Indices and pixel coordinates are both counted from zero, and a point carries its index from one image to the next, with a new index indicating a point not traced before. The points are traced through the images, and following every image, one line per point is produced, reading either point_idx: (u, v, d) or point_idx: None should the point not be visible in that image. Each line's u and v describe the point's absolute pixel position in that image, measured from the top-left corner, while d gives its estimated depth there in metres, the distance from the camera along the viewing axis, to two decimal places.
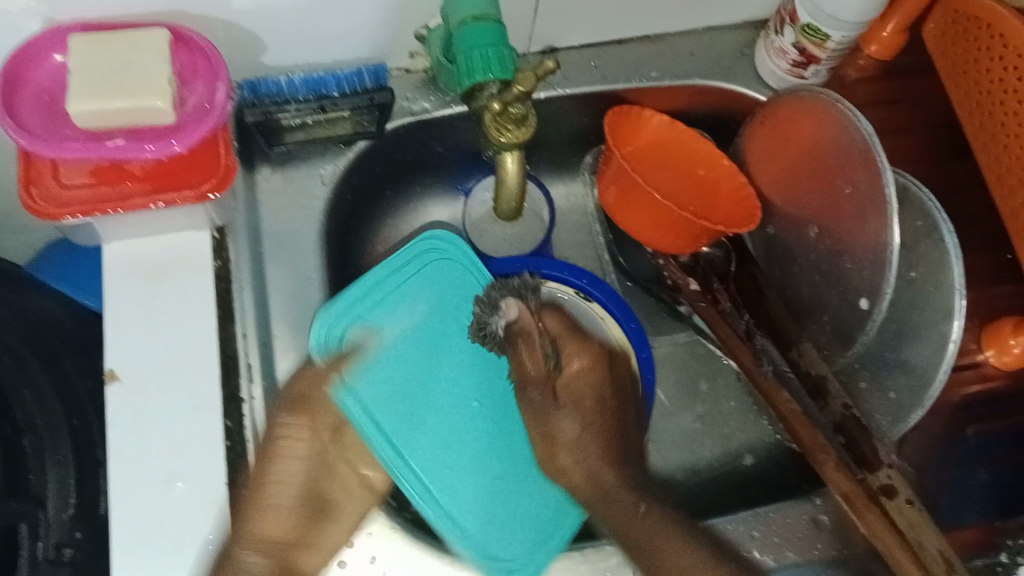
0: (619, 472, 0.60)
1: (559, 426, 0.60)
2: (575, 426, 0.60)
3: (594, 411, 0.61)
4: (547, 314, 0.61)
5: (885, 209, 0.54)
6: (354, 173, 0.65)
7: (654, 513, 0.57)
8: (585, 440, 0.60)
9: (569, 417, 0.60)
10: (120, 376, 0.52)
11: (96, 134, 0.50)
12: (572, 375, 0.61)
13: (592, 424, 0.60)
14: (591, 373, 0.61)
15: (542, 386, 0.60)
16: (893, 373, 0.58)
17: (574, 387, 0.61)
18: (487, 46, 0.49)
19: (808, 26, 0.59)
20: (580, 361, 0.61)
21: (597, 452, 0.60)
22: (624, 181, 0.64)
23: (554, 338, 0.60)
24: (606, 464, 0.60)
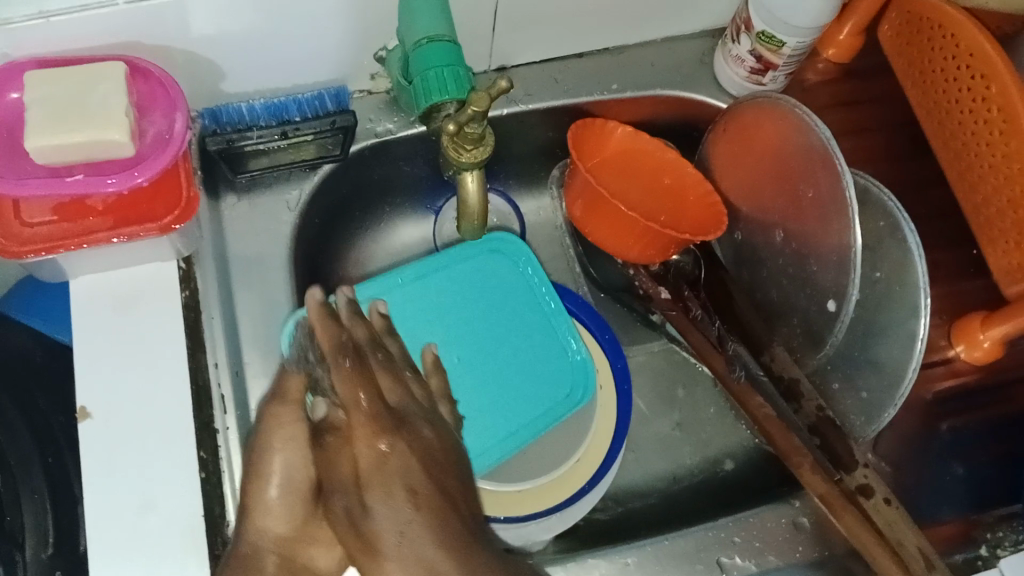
0: (446, 532, 0.35)
1: (375, 463, 0.37)
2: (365, 473, 0.37)
3: (423, 459, 0.37)
4: (342, 380, 0.41)
5: (846, 209, 0.55)
6: (321, 196, 0.64)
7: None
8: (400, 459, 0.37)
9: (386, 504, 0.36)
10: (92, 412, 0.51)
11: (57, 169, 0.49)
12: (370, 470, 0.37)
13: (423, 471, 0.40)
14: (394, 457, 0.37)
15: (331, 451, 0.39)
16: (863, 372, 0.58)
17: (364, 455, 0.37)
18: (442, 67, 0.50)
19: (764, 33, 0.60)
20: (367, 423, 0.39)
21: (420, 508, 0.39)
22: (589, 194, 0.64)
23: (348, 412, 0.40)
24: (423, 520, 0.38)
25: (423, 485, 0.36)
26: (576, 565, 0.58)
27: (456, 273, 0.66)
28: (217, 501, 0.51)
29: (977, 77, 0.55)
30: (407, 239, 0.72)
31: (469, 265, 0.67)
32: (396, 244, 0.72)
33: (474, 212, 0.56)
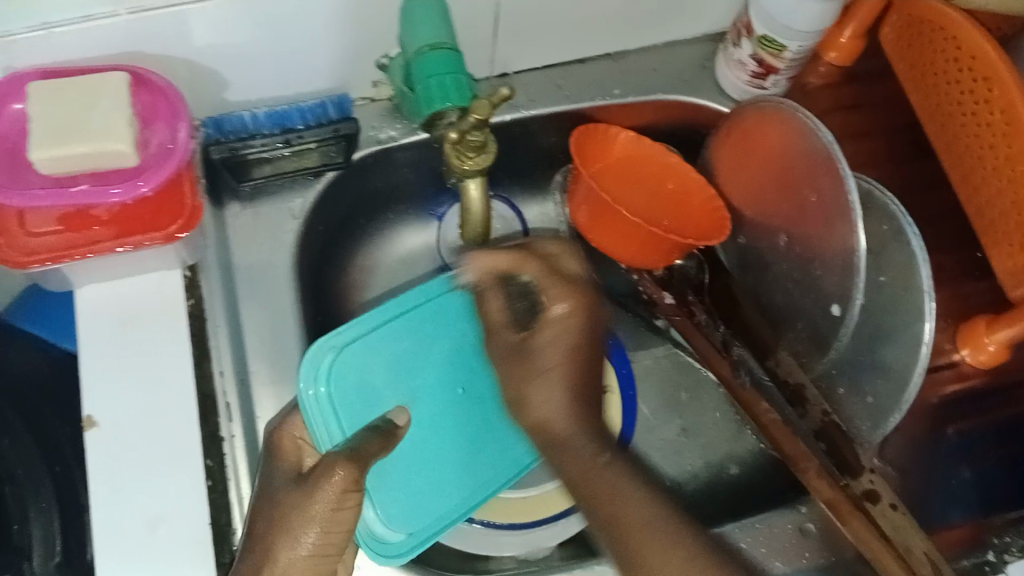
0: (571, 411, 0.53)
1: (529, 385, 0.54)
2: (552, 412, 0.53)
3: (566, 347, 0.54)
4: (535, 337, 0.54)
5: (849, 214, 0.55)
6: (325, 204, 0.64)
7: (615, 465, 0.51)
8: (554, 376, 0.54)
9: (552, 399, 0.53)
10: (98, 422, 0.51)
11: (61, 180, 0.50)
12: (558, 316, 0.54)
13: (564, 370, 0.54)
14: (548, 386, 0.54)
15: (521, 347, 0.55)
16: (870, 377, 0.58)
17: (540, 358, 0.54)
18: (445, 74, 0.50)
19: (765, 38, 0.60)
20: (563, 297, 0.54)
21: (559, 394, 0.53)
22: (592, 200, 0.64)
23: (520, 380, 0.54)
24: (567, 404, 0.53)
25: (557, 398, 0.53)
26: (583, 570, 0.58)
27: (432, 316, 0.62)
28: (223, 511, 0.52)
29: (980, 79, 0.55)
30: (411, 248, 0.72)
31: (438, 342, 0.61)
32: (401, 253, 0.72)
33: (476, 221, 0.56)
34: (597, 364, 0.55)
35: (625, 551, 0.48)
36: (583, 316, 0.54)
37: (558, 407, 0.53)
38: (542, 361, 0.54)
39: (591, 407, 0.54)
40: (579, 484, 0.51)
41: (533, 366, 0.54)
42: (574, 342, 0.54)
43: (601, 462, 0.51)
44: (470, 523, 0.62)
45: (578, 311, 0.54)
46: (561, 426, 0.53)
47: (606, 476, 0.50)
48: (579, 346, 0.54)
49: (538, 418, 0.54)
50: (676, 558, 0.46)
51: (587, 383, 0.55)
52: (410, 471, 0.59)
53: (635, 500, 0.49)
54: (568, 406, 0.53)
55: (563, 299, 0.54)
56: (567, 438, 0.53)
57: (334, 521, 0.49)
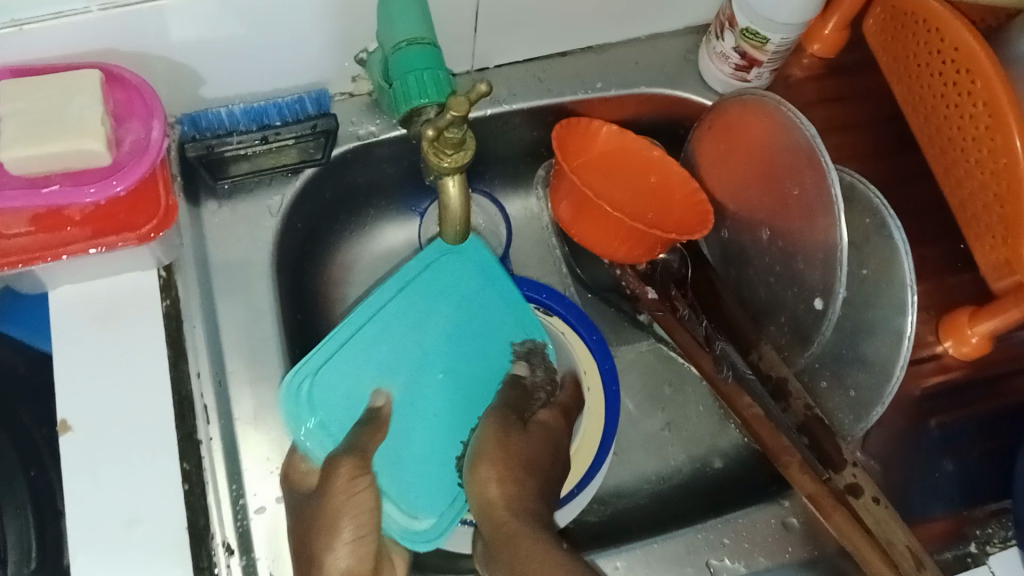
0: (539, 505, 0.56)
1: (507, 442, 0.57)
2: (499, 495, 0.55)
3: (541, 450, 0.58)
4: (512, 434, 0.58)
5: (831, 207, 0.55)
6: (304, 200, 0.64)
7: (562, 551, 0.52)
8: (532, 465, 0.57)
9: (518, 475, 0.56)
10: (74, 424, 0.51)
11: (32, 179, 0.49)
12: (545, 420, 0.61)
13: (540, 489, 0.57)
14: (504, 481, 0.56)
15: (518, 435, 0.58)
16: (851, 370, 0.58)
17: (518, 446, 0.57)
18: (423, 70, 0.49)
19: (748, 30, 0.60)
20: (550, 413, 0.62)
21: (528, 484, 0.56)
22: (574, 194, 0.64)
23: (493, 453, 0.57)
24: (535, 496, 0.56)
25: (509, 487, 0.56)
26: None
27: (409, 308, 0.61)
28: (201, 513, 0.51)
29: (963, 71, 0.55)
30: (392, 243, 0.72)
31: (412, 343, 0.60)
32: (383, 249, 0.72)
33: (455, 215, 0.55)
34: (557, 480, 0.59)
35: None
36: (557, 434, 0.61)
37: (516, 496, 0.55)
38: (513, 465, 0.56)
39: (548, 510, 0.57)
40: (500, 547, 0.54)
41: (514, 442, 0.57)
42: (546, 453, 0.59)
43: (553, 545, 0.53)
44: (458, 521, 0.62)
45: (558, 430, 0.61)
46: (522, 504, 0.55)
47: (551, 554, 0.52)
48: (555, 470, 0.59)
49: (492, 497, 0.55)
50: None
51: (550, 497, 0.57)
52: (415, 464, 0.59)
53: None
54: (535, 492, 0.56)
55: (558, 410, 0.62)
56: (506, 525, 0.54)
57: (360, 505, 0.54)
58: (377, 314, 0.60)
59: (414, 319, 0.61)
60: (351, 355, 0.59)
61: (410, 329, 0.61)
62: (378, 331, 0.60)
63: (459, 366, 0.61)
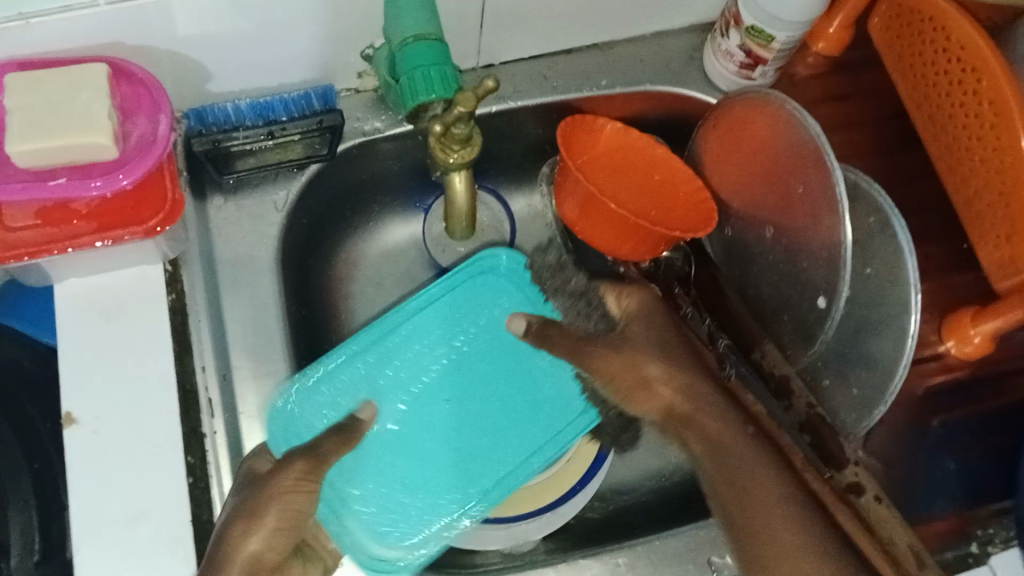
0: (684, 394, 0.61)
1: (622, 378, 0.62)
2: (667, 392, 0.61)
3: (666, 335, 0.62)
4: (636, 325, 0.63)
5: (837, 206, 0.54)
6: (309, 195, 0.64)
7: (762, 474, 0.56)
8: (664, 376, 0.60)
9: (657, 371, 0.61)
10: (78, 418, 0.51)
11: (39, 173, 0.49)
12: (631, 312, 0.64)
13: (669, 375, 0.61)
14: (676, 385, 0.60)
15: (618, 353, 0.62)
16: (855, 368, 0.58)
17: (629, 362, 0.61)
18: (430, 66, 0.49)
19: (753, 29, 0.60)
20: (632, 300, 0.65)
21: (662, 385, 0.61)
22: (579, 191, 0.64)
23: (638, 370, 0.61)
24: (674, 390, 0.61)
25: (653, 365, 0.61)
26: (569, 564, 0.58)
27: (415, 328, 0.65)
28: (205, 507, 0.51)
29: (969, 71, 0.55)
30: (397, 239, 0.72)
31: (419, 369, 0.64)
32: (388, 244, 0.72)
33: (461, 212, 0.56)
34: (687, 349, 0.63)
35: (757, 555, 0.55)
36: (647, 317, 0.63)
37: (667, 400, 0.61)
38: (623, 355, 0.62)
39: (704, 384, 0.61)
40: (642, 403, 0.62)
41: (626, 357, 0.62)
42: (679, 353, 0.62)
43: (734, 425, 0.58)
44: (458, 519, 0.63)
45: (653, 305, 0.64)
46: (684, 408, 0.61)
47: (762, 476, 0.56)
48: (670, 343, 0.62)
49: (637, 393, 0.62)
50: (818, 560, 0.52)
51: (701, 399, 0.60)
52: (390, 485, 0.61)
53: (771, 499, 0.55)
54: (676, 396, 0.60)
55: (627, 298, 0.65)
56: (691, 414, 0.60)
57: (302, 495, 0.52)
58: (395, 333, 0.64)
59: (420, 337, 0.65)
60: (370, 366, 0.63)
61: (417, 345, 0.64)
62: (382, 349, 0.63)
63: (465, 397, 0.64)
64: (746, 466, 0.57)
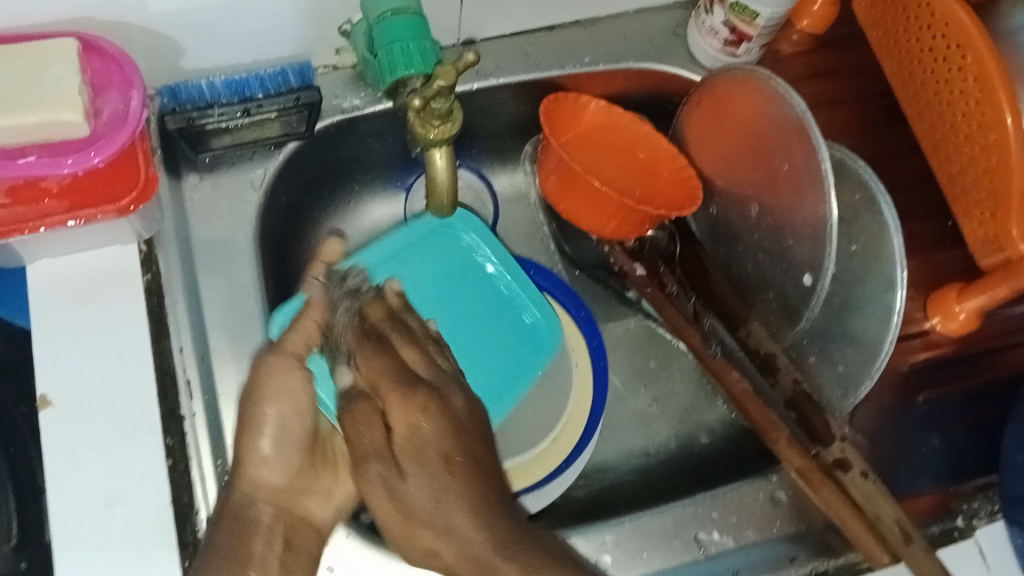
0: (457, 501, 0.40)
1: (406, 496, 0.41)
2: (425, 375, 0.45)
3: (399, 394, 0.44)
4: (366, 359, 0.45)
5: (820, 181, 0.54)
6: (288, 175, 0.63)
7: (526, 568, 0.39)
8: (446, 504, 0.40)
9: (401, 424, 0.42)
10: (54, 401, 0.50)
11: (8, 151, 0.48)
12: (401, 436, 0.42)
13: (429, 479, 0.41)
14: (421, 364, 0.45)
15: (372, 404, 0.44)
16: (840, 345, 0.58)
17: (366, 428, 0.44)
18: (408, 40, 0.48)
19: (738, 4, 0.59)
20: (403, 364, 0.45)
21: (414, 482, 0.41)
22: (561, 168, 0.63)
23: (376, 327, 0.48)
24: (424, 485, 0.41)
25: (419, 486, 0.41)
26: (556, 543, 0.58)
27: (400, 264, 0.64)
28: (185, 490, 0.51)
29: (953, 46, 0.54)
30: (378, 220, 0.71)
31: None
32: (367, 224, 0.71)
33: (443, 191, 0.54)
34: (466, 427, 0.43)
35: None
36: (398, 422, 0.43)
37: (438, 487, 0.40)
38: (432, 373, 0.45)
39: (479, 480, 0.41)
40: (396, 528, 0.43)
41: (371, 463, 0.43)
42: (416, 407, 0.43)
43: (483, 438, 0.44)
44: None
45: (434, 364, 0.45)
46: (457, 534, 0.40)
47: (520, 573, 0.39)
48: (418, 411, 0.42)
49: (414, 500, 0.41)
50: None
51: (473, 441, 0.42)
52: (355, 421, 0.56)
53: None
54: (435, 492, 0.40)
55: (417, 389, 0.43)
56: (459, 557, 0.40)
57: (294, 392, 0.51)
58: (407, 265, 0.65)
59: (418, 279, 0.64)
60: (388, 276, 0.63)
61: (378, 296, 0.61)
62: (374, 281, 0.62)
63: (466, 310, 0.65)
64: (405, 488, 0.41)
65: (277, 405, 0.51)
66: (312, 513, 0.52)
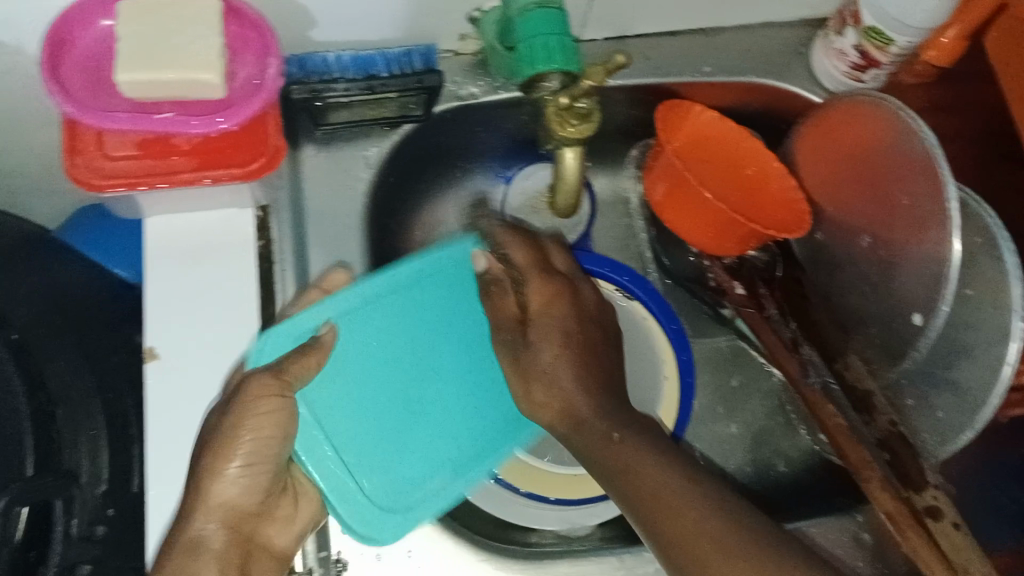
0: (581, 381, 0.52)
1: (532, 358, 0.53)
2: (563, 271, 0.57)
3: (593, 383, 0.52)
4: (514, 243, 0.56)
5: (946, 220, 0.52)
6: (398, 155, 0.63)
7: (631, 439, 0.50)
8: (558, 370, 0.52)
9: (545, 345, 0.53)
10: (160, 353, 0.51)
11: (143, 105, 0.48)
12: (537, 309, 0.54)
13: (572, 356, 0.53)
14: (556, 393, 0.52)
15: (518, 331, 0.55)
16: (941, 393, 0.56)
17: (532, 357, 0.53)
18: (549, 35, 0.48)
19: (872, 30, 0.58)
20: (539, 291, 0.54)
21: (568, 374, 0.52)
22: (671, 175, 0.62)
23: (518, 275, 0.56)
24: (584, 391, 0.52)
25: (574, 384, 0.52)
26: (634, 556, 0.59)
27: (415, 289, 0.57)
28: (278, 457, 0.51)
29: None
30: None
31: (373, 362, 0.55)
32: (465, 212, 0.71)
33: (569, 189, 0.56)
34: (612, 366, 0.54)
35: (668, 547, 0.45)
36: (585, 302, 0.55)
37: (576, 399, 0.52)
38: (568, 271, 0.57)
39: (602, 371, 0.53)
40: (677, 544, 0.45)
41: (534, 365, 0.53)
42: (592, 379, 0.52)
43: (612, 440, 0.50)
44: (493, 481, 0.60)
45: (579, 295, 0.55)
46: (583, 414, 0.51)
47: (623, 448, 0.50)
48: (581, 342, 0.53)
49: (566, 406, 0.52)
50: (715, 519, 0.45)
51: (598, 365, 0.53)
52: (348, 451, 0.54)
53: (655, 470, 0.48)
54: (581, 386, 0.52)
55: (555, 286, 0.54)
56: (602, 454, 0.50)
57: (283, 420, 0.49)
58: (347, 320, 0.55)
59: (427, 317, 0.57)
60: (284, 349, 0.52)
61: (376, 319, 0.56)
62: (389, 306, 0.56)
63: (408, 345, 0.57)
64: (564, 379, 0.52)
65: (248, 450, 0.48)
66: (273, 543, 0.51)
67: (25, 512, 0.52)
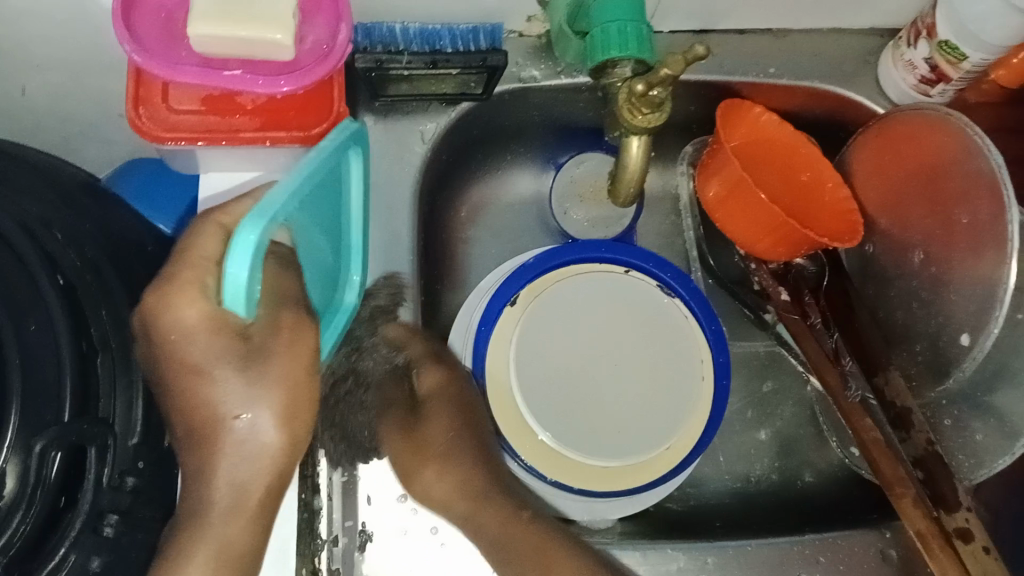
0: (473, 461, 0.55)
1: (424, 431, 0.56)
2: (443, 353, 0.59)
3: (469, 445, 0.55)
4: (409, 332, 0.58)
5: (1006, 242, 0.51)
6: (453, 133, 0.63)
7: (540, 521, 0.52)
8: (455, 443, 0.55)
9: (438, 421, 0.56)
10: None
11: (211, 61, 0.48)
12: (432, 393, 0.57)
13: (464, 438, 0.55)
14: (448, 475, 0.54)
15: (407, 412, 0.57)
16: (981, 417, 0.56)
17: (427, 437, 0.56)
18: (626, 21, 0.48)
19: (947, 43, 0.57)
20: (433, 377, 0.57)
21: (450, 457, 0.55)
22: (727, 174, 0.62)
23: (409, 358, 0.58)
24: (456, 469, 0.54)
25: (466, 465, 0.55)
26: (656, 553, 0.59)
27: (324, 180, 0.49)
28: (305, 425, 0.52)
29: None
30: (522, 193, 0.71)
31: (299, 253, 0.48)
32: (512, 195, 0.71)
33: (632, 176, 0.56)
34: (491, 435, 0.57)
35: None
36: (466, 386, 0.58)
37: (461, 483, 0.54)
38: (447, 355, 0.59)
39: (483, 454, 0.56)
40: None
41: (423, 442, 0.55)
42: (478, 453, 0.55)
43: (521, 519, 0.52)
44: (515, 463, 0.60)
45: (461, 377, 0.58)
46: (480, 485, 0.54)
47: (530, 528, 0.52)
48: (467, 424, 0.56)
49: (452, 491, 0.54)
50: None
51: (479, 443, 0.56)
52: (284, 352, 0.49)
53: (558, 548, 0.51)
54: (462, 462, 0.55)
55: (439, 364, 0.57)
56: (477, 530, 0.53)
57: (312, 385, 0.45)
58: (302, 204, 0.46)
59: (324, 208, 0.50)
60: (257, 265, 0.41)
61: (303, 210, 0.47)
62: (309, 196, 0.47)
63: (311, 225, 0.49)
64: (445, 465, 0.54)
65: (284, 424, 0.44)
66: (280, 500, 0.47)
67: (59, 456, 0.48)
